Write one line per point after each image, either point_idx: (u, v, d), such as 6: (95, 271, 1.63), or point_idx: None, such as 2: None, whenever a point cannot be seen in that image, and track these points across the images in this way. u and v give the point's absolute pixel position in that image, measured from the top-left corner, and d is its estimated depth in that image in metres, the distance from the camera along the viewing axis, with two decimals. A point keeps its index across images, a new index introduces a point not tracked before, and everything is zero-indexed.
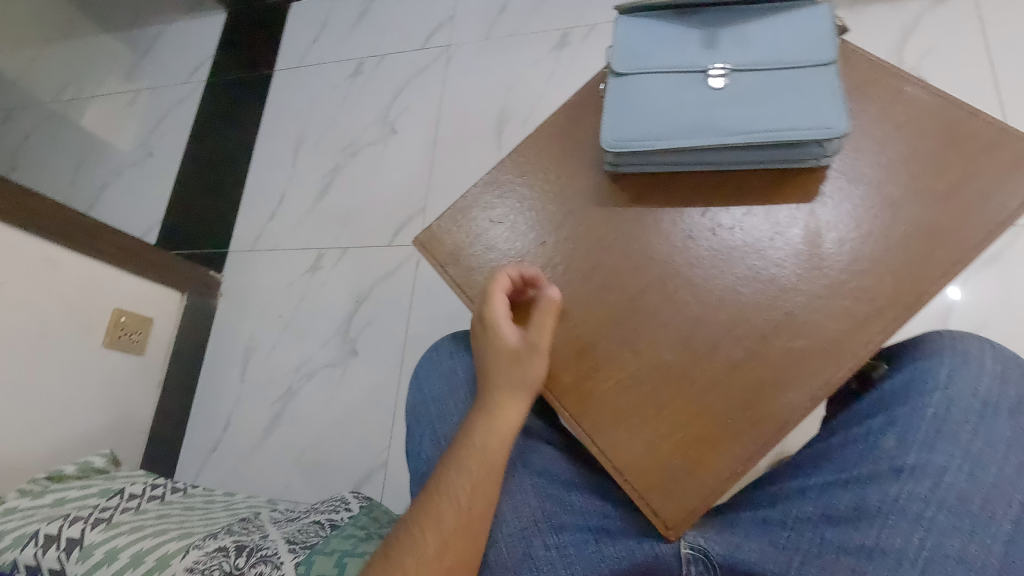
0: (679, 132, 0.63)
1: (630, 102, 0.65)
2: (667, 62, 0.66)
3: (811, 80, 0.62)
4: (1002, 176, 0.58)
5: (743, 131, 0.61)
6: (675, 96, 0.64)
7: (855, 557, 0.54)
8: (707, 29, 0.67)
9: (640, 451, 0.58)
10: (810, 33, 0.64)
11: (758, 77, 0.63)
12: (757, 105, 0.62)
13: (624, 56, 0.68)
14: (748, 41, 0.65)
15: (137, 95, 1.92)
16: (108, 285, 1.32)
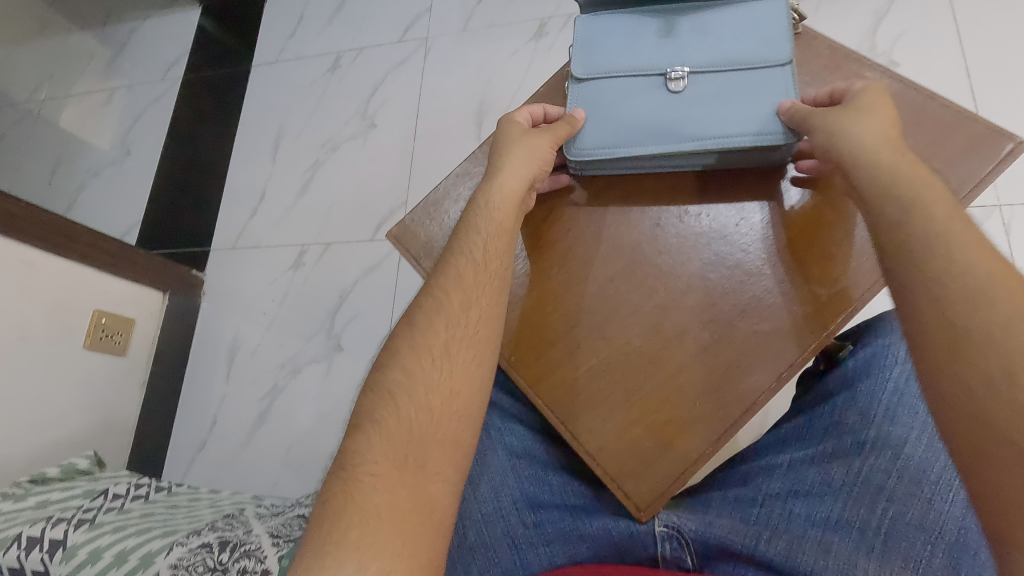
0: (640, 138, 0.64)
1: (593, 109, 0.66)
2: (627, 64, 0.67)
3: (769, 76, 0.63)
4: (958, 156, 0.59)
5: (700, 137, 0.62)
6: (636, 102, 0.65)
7: (822, 527, 0.55)
8: (666, 30, 0.67)
9: (612, 434, 0.60)
10: (765, 32, 0.64)
11: (716, 76, 0.64)
12: (716, 107, 0.63)
13: (584, 60, 0.68)
14: (706, 37, 0.66)
15: (113, 93, 1.89)
16: (87, 286, 1.31)
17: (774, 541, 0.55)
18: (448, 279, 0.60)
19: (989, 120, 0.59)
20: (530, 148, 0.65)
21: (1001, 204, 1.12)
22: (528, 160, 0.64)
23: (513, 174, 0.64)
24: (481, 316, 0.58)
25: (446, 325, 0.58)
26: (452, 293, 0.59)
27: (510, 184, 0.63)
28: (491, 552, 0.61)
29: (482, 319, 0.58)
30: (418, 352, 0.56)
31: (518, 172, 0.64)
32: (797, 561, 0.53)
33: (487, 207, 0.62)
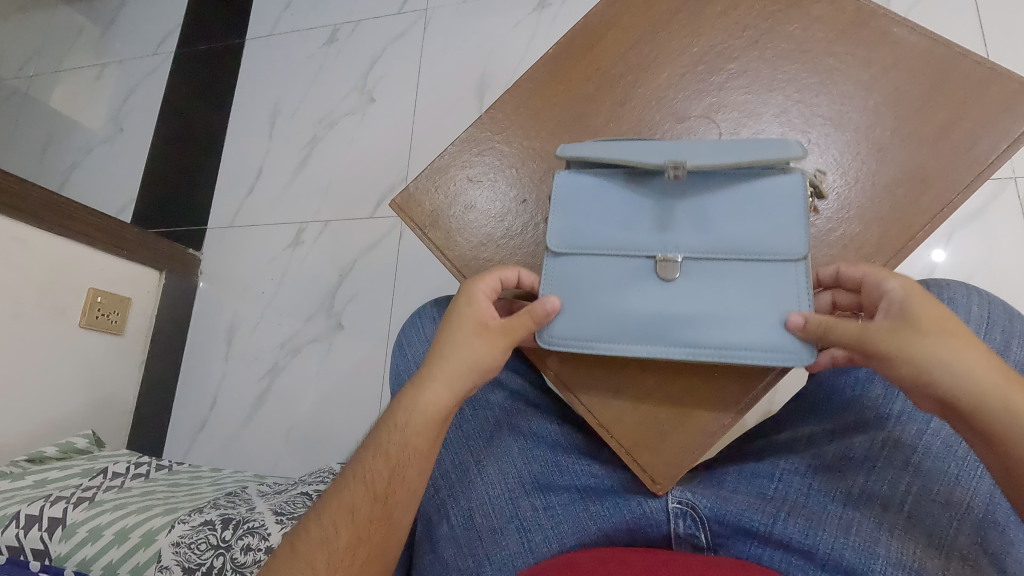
0: (625, 336, 0.56)
1: (570, 293, 0.58)
2: (616, 248, 0.58)
3: (775, 274, 0.54)
4: (990, 118, 0.56)
5: (694, 344, 0.55)
6: (618, 290, 0.57)
7: (842, 504, 0.54)
8: (661, 197, 0.58)
9: (627, 410, 0.58)
10: (781, 210, 0.55)
11: (715, 273, 0.55)
12: (708, 311, 0.55)
13: (564, 234, 0.59)
14: (707, 214, 0.56)
15: (104, 68, 1.84)
16: (82, 263, 1.28)
17: (793, 519, 0.54)
18: (345, 500, 0.55)
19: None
20: (475, 345, 0.57)
21: (1017, 177, 1.10)
22: (468, 358, 0.57)
23: (448, 382, 0.57)
24: (369, 558, 0.54)
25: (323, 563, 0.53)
26: (343, 522, 0.54)
27: (443, 391, 0.57)
28: (499, 533, 0.60)
29: (366, 566, 0.54)
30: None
31: (452, 380, 0.57)
32: (816, 539, 0.52)
33: (412, 428, 0.56)
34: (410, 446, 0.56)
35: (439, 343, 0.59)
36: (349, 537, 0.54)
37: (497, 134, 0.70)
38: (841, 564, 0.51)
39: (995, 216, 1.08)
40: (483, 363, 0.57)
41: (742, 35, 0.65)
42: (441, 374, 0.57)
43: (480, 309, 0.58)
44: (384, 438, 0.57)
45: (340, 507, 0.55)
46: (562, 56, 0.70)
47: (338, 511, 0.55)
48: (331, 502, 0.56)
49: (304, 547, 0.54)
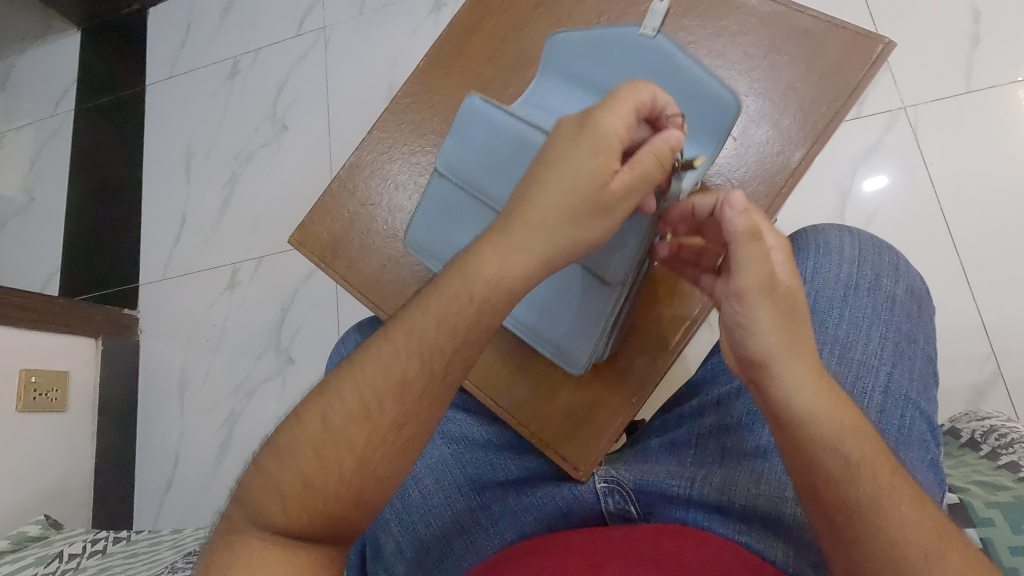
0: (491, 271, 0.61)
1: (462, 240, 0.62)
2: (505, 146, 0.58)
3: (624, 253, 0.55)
4: (832, 67, 0.59)
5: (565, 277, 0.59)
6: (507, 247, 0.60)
7: (752, 458, 0.56)
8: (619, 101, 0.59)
9: (547, 410, 0.60)
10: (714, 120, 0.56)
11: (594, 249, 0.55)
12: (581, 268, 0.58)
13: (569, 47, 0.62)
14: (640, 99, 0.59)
15: (4, 137, 1.76)
16: (10, 346, 1.23)
17: (708, 480, 0.56)
18: (378, 359, 0.46)
19: (857, 24, 0.59)
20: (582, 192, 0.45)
21: (905, 105, 1.15)
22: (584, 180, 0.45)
23: (519, 236, 0.46)
24: (323, 512, 0.44)
25: (348, 432, 0.45)
26: (291, 484, 0.45)
27: (535, 252, 0.46)
28: (443, 542, 0.61)
29: (328, 521, 0.44)
30: (291, 454, 0.45)
31: (535, 240, 0.46)
32: (730, 495, 0.55)
33: (480, 284, 0.46)
34: (451, 312, 0.46)
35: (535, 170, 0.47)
36: (366, 432, 0.45)
37: (383, 154, 0.70)
38: (757, 514, 0.54)
39: (891, 146, 1.14)
40: (577, 231, 0.46)
41: (600, 20, 0.67)
42: (529, 229, 0.46)
43: (612, 120, 0.45)
44: (450, 279, 0.47)
45: (347, 382, 0.46)
46: (433, 68, 0.71)
47: (373, 378, 0.46)
48: (354, 368, 0.47)
49: (309, 413, 0.46)
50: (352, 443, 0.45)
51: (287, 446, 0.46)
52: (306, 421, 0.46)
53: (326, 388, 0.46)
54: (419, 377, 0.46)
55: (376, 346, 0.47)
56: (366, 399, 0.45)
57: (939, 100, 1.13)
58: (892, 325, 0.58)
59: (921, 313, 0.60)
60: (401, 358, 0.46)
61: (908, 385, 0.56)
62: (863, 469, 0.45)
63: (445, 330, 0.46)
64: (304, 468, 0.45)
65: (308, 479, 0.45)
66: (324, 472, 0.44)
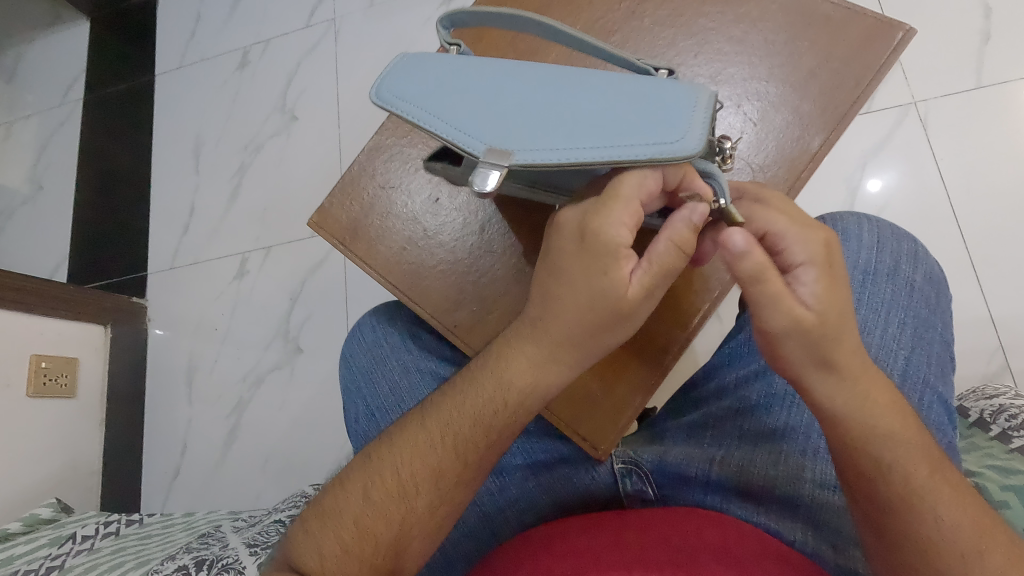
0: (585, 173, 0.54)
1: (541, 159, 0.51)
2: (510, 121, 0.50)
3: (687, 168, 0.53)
4: (851, 54, 0.60)
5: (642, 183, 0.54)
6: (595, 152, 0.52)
7: (769, 438, 0.56)
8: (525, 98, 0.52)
9: (563, 387, 0.59)
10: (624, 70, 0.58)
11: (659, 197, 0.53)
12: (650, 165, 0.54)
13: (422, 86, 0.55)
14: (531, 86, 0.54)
15: (13, 125, 1.76)
16: (20, 331, 1.23)
17: (727, 461, 0.57)
18: (416, 445, 0.52)
19: (877, 12, 0.60)
20: (604, 308, 0.47)
21: (916, 100, 1.15)
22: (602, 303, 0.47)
23: (547, 349, 0.51)
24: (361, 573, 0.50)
25: (386, 505, 0.51)
26: (334, 544, 0.51)
27: (563, 360, 0.51)
28: (460, 518, 0.62)
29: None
30: (335, 519, 0.52)
31: (559, 353, 0.51)
32: (749, 476, 0.55)
33: (511, 382, 0.51)
34: (481, 411, 0.52)
35: (559, 278, 0.50)
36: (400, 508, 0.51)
37: (403, 137, 0.71)
38: (776, 496, 0.55)
39: (902, 140, 1.14)
40: (596, 342, 0.50)
41: (620, 6, 0.67)
42: (548, 341, 0.50)
43: (616, 227, 0.45)
44: (479, 376, 0.53)
45: (389, 460, 0.52)
46: None
47: (412, 458, 0.52)
48: (397, 444, 0.53)
49: (352, 484, 0.53)
50: (391, 515, 0.51)
51: (332, 511, 0.52)
52: (350, 490, 0.53)
53: (368, 463, 0.53)
54: (453, 460, 0.52)
55: (418, 426, 0.53)
56: (402, 482, 0.51)
57: (950, 95, 1.14)
58: (911, 310, 0.59)
59: (939, 300, 0.61)
60: (439, 442, 0.52)
61: (926, 369, 0.56)
62: (915, 467, 0.46)
63: (480, 422, 0.52)
64: (343, 533, 0.51)
65: (347, 544, 0.51)
66: (363, 538, 0.51)
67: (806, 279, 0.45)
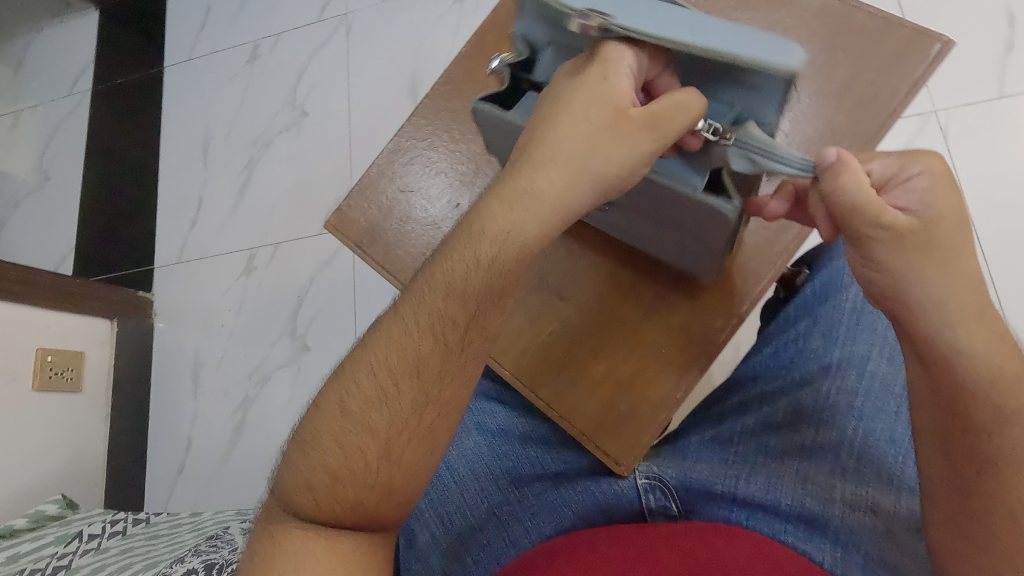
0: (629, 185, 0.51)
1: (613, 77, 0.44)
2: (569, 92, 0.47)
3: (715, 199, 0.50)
4: (888, 65, 0.58)
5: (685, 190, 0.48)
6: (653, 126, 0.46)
7: (798, 458, 0.56)
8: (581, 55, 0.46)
9: (587, 401, 0.59)
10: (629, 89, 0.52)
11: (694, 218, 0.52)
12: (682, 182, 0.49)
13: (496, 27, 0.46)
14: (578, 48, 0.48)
15: (19, 115, 1.75)
16: (26, 324, 1.23)
17: (754, 478, 0.56)
18: (390, 337, 0.48)
19: (915, 22, 0.58)
20: (604, 132, 0.45)
21: (936, 108, 1.14)
22: (596, 144, 0.45)
23: (533, 200, 0.46)
24: (352, 490, 0.47)
25: (367, 414, 0.48)
26: (322, 472, 0.47)
27: (557, 203, 0.46)
28: (480, 534, 0.61)
29: (354, 498, 0.47)
30: (315, 446, 0.48)
31: (543, 201, 0.46)
32: (777, 494, 0.55)
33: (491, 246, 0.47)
34: (458, 287, 0.48)
35: (543, 128, 0.47)
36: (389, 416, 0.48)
37: (423, 141, 0.70)
38: (803, 514, 0.54)
39: (920, 150, 1.13)
40: (582, 185, 0.46)
41: None
42: (532, 196, 0.46)
43: (630, 57, 0.45)
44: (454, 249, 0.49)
45: (365, 366, 0.48)
46: (475, 55, 0.71)
47: (388, 356, 0.48)
48: (369, 345, 0.49)
49: (328, 402, 0.49)
50: (378, 421, 0.48)
51: (314, 438, 0.49)
52: (327, 410, 0.49)
53: (342, 372, 0.49)
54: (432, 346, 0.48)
55: (392, 317, 0.49)
56: (382, 383, 0.48)
57: (970, 104, 1.12)
58: None
59: None
60: (413, 334, 0.48)
61: None
62: (1012, 429, 0.45)
63: (462, 294, 0.48)
64: (329, 462, 0.47)
65: (338, 469, 0.47)
66: (350, 459, 0.47)
67: (916, 185, 0.46)
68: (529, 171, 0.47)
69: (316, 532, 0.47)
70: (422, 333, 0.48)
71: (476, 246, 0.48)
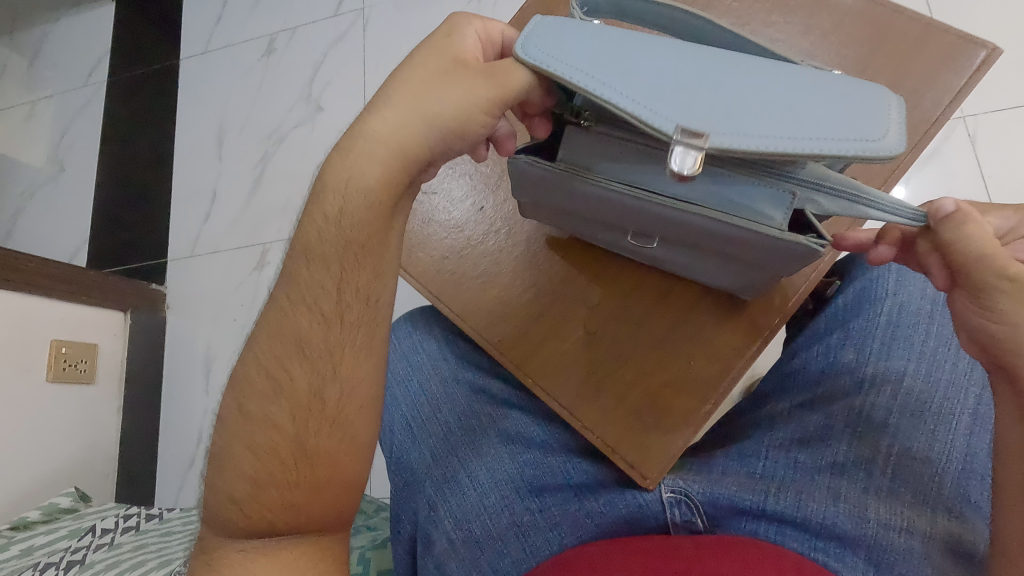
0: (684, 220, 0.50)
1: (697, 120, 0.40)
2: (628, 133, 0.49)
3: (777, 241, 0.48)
4: (932, 72, 0.57)
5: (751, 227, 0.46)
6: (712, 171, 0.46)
7: (829, 474, 0.55)
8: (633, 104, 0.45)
9: (611, 410, 0.59)
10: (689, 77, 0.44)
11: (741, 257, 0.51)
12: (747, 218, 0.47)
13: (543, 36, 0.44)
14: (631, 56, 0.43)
15: (35, 105, 1.75)
16: (41, 316, 1.23)
17: (784, 494, 0.55)
18: (269, 335, 0.50)
19: (960, 28, 0.57)
20: (438, 79, 0.47)
21: (965, 114, 1.11)
22: (435, 89, 0.47)
23: (387, 152, 0.47)
24: (275, 494, 0.49)
25: (268, 413, 0.49)
26: (246, 480, 0.49)
27: (400, 140, 0.47)
28: (499, 543, 0.60)
29: (277, 500, 0.48)
30: (231, 457, 0.50)
31: (392, 153, 0.48)
32: (807, 511, 0.53)
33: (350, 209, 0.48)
34: (322, 248, 0.49)
35: (391, 81, 0.49)
36: (309, 381, 0.50)
37: None
38: (836, 534, 0.52)
39: (948, 156, 1.10)
40: (433, 131, 0.47)
41: None
42: (384, 143, 0.48)
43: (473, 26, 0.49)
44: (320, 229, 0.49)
45: (265, 369, 0.50)
46: None
47: (272, 351, 0.50)
48: (257, 347, 0.51)
49: (232, 411, 0.51)
50: (285, 420, 0.49)
51: (225, 454, 0.50)
52: (237, 420, 0.50)
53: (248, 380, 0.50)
54: (308, 325, 0.50)
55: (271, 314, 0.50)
56: (273, 378, 0.50)
57: (1001, 110, 1.10)
58: None
59: None
60: (289, 316, 0.50)
61: None
62: None
63: (331, 237, 0.49)
64: (247, 468, 0.49)
65: (256, 474, 0.49)
66: (267, 463, 0.49)
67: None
68: (365, 115, 0.48)
69: (254, 542, 0.49)
70: (300, 318, 0.50)
71: (322, 205, 0.49)
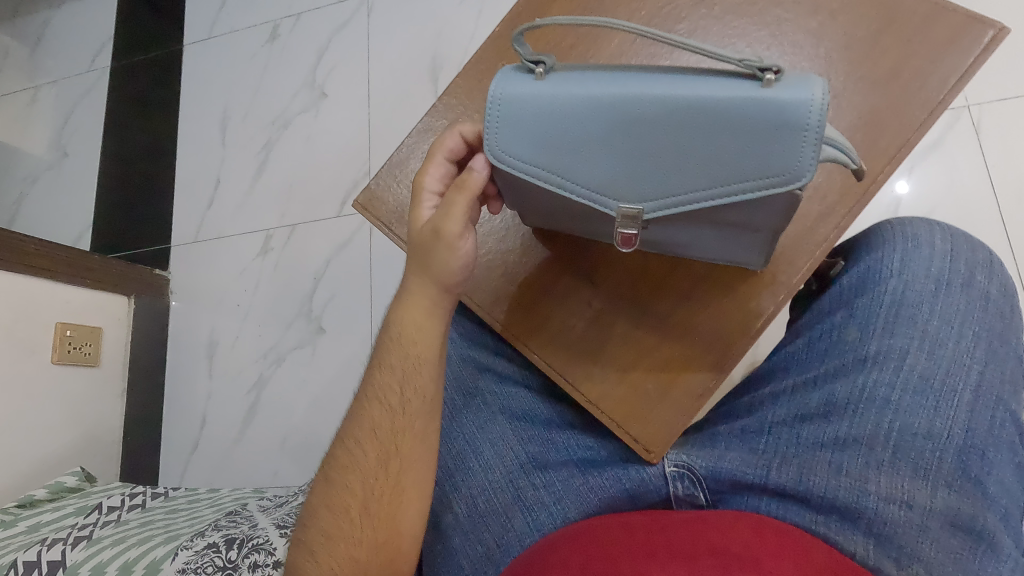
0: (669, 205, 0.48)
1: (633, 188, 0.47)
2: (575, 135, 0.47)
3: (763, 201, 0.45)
4: (938, 52, 0.57)
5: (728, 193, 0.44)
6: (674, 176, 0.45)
7: (831, 449, 0.56)
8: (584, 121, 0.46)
9: (615, 386, 0.59)
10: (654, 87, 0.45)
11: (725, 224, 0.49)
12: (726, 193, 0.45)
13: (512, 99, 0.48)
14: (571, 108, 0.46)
15: (38, 90, 1.75)
16: (46, 299, 1.23)
17: (785, 468, 0.56)
18: (352, 424, 0.62)
19: (967, 8, 0.57)
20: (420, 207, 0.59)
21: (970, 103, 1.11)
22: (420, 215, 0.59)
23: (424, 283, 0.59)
24: (339, 549, 0.57)
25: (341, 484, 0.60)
26: (323, 538, 0.58)
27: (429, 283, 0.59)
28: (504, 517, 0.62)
29: (341, 552, 0.57)
30: (314, 519, 0.60)
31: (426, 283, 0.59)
32: (809, 485, 0.55)
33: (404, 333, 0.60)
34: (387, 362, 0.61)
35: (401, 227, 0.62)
36: (376, 456, 0.60)
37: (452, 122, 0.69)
38: (836, 506, 0.54)
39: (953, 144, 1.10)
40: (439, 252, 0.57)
41: None
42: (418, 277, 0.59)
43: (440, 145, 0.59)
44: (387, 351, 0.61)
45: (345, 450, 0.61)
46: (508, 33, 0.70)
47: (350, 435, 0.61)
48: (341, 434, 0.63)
49: (318, 483, 0.62)
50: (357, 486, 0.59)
51: (311, 515, 0.60)
52: (322, 488, 0.61)
53: (330, 456, 0.62)
54: (373, 415, 0.61)
55: (357, 410, 0.62)
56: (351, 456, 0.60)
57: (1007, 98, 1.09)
58: (987, 324, 0.58)
59: (1014, 316, 0.59)
60: (360, 410, 0.62)
61: (999, 386, 0.56)
62: None
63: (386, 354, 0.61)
64: (325, 529, 0.59)
65: (329, 532, 0.59)
66: (338, 524, 0.58)
67: None
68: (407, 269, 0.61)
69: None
70: (370, 409, 0.61)
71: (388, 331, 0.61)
